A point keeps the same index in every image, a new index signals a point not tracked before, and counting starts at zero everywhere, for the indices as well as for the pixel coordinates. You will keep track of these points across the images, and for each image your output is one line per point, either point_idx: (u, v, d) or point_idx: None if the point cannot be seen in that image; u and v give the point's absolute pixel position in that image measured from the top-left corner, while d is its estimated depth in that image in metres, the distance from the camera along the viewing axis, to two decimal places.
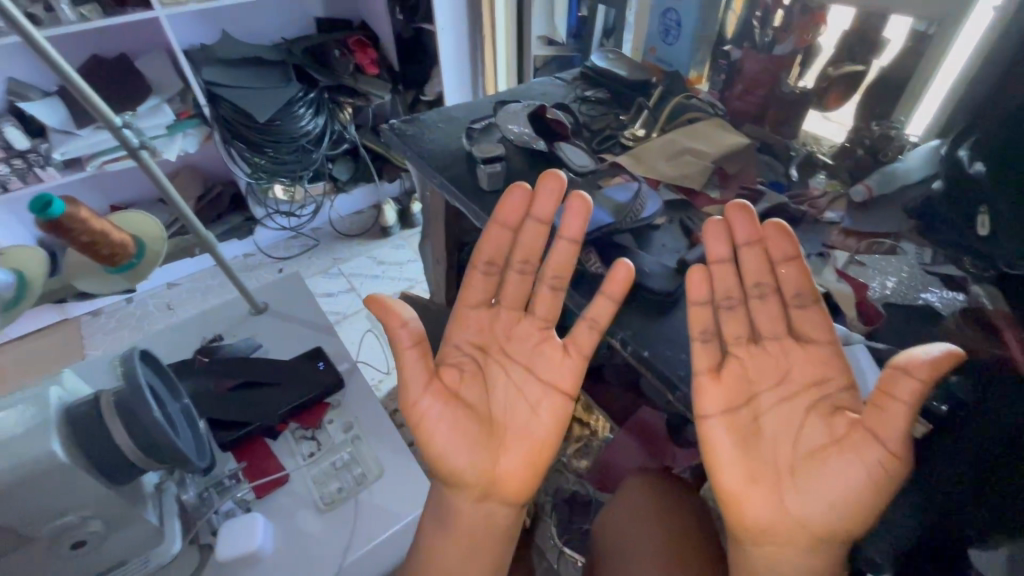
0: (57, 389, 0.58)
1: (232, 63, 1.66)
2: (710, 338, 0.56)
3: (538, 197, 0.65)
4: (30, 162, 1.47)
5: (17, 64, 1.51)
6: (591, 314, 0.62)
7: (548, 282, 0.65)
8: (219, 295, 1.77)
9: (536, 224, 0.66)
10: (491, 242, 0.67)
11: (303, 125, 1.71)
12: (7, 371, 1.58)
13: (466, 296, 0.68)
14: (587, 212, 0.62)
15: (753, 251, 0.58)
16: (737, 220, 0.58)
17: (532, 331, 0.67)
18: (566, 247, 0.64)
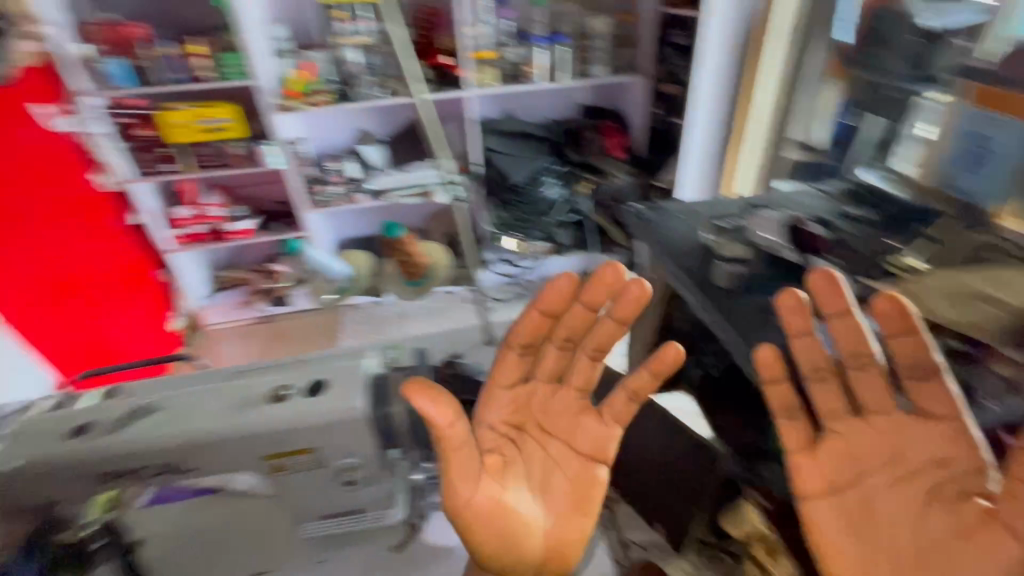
0: (367, 362, 0.71)
1: (509, 135, 2.01)
2: (795, 415, 0.61)
3: (586, 288, 0.67)
4: (355, 188, 1.99)
5: (370, 121, 2.08)
6: (630, 388, 0.68)
7: (585, 352, 0.71)
8: (441, 318, 2.09)
9: (581, 311, 0.68)
10: (530, 328, 0.70)
11: (545, 194, 1.99)
12: (292, 333, 2.10)
13: (500, 375, 0.74)
14: (637, 300, 0.64)
15: (848, 317, 0.56)
16: (827, 290, 0.56)
17: (568, 401, 0.72)
18: (609, 327, 0.67)
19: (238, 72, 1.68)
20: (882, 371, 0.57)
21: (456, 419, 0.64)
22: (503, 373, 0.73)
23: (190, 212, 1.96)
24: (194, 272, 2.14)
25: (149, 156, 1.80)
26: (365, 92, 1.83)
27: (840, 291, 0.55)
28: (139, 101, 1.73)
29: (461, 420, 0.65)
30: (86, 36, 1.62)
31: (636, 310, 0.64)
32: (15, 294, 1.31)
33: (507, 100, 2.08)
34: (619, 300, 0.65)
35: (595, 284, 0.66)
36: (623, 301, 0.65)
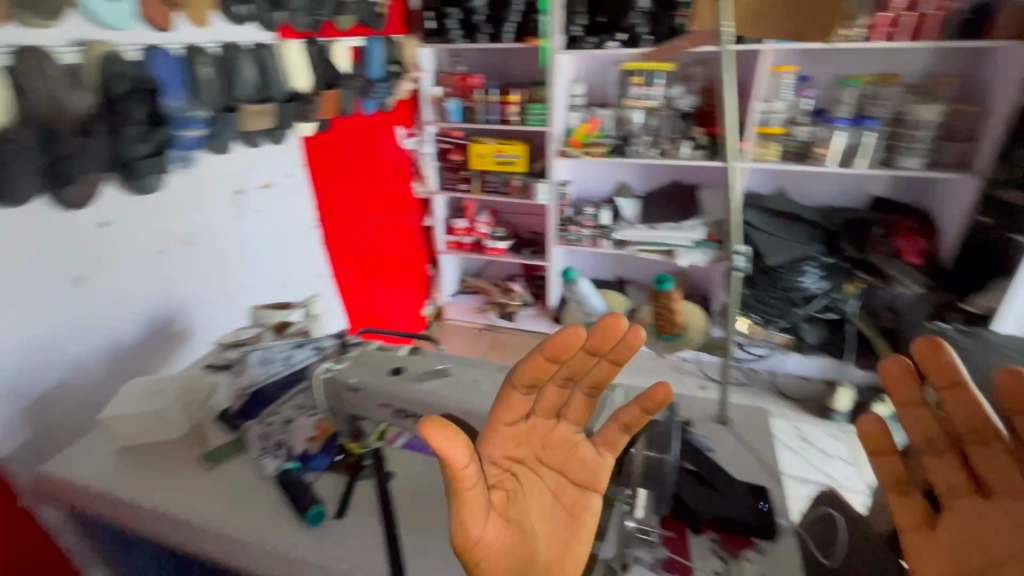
0: None
1: (775, 214, 1.87)
2: (908, 489, 0.47)
3: (597, 333, 0.50)
4: (602, 233, 2.11)
5: (633, 176, 2.19)
6: (621, 418, 0.54)
7: (580, 386, 0.55)
8: (647, 378, 2.06)
9: (587, 357, 0.51)
10: (533, 372, 0.51)
11: (802, 283, 1.77)
12: (509, 346, 2.32)
13: (502, 411, 0.53)
14: (634, 345, 0.50)
15: (964, 392, 0.44)
16: (934, 359, 0.45)
17: (567, 437, 0.54)
18: (607, 368, 0.52)
19: (539, 120, 1.97)
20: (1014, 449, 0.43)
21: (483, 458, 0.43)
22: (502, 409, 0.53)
23: (466, 224, 2.34)
24: (451, 273, 2.54)
25: (453, 176, 2.19)
26: (639, 150, 1.95)
27: (947, 358, 0.45)
28: (460, 133, 2.15)
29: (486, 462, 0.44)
30: (442, 81, 2.11)
31: (634, 354, 0.50)
32: (348, 256, 1.80)
33: (784, 178, 1.96)
34: (623, 342, 0.50)
35: (604, 329, 0.49)
36: (627, 345, 0.50)
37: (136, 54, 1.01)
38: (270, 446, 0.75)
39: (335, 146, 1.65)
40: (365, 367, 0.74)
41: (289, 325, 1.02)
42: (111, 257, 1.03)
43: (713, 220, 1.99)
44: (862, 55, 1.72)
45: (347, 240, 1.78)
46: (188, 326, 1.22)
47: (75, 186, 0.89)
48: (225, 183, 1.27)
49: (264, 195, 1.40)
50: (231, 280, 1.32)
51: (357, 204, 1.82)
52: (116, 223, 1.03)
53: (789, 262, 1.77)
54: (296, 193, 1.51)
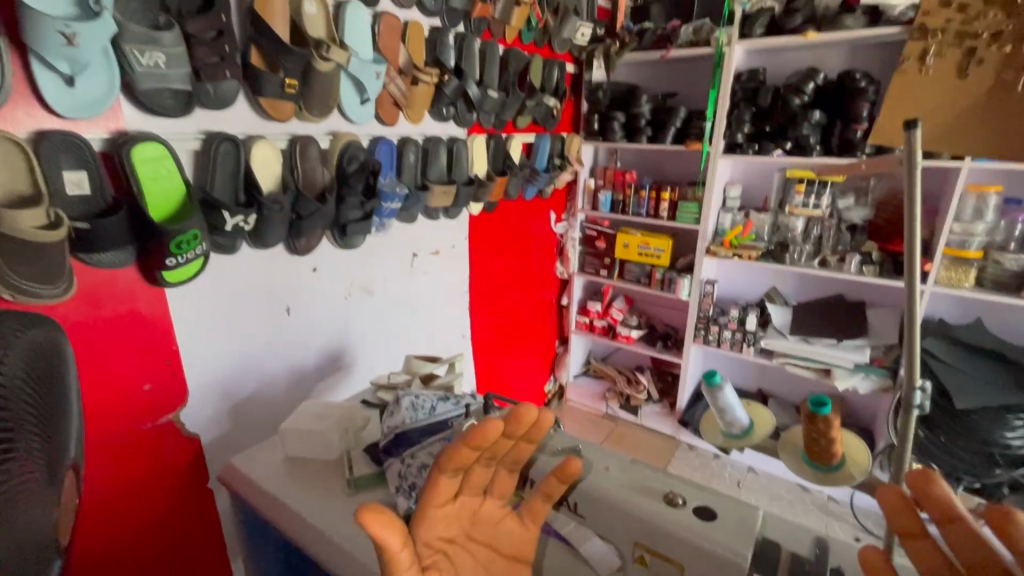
0: (761, 518, 0.59)
1: (967, 347, 1.59)
2: None
3: (510, 423, 0.58)
4: (746, 337, 1.99)
5: (787, 283, 2.06)
6: (542, 490, 0.62)
7: (503, 465, 0.62)
8: (784, 510, 1.81)
9: (508, 442, 0.60)
10: (458, 462, 0.57)
11: (1008, 438, 1.46)
12: (628, 440, 2.22)
13: (431, 498, 0.57)
14: (542, 427, 0.60)
15: (966, 528, 0.42)
16: (924, 489, 0.45)
17: (494, 510, 0.62)
18: (523, 448, 0.61)
19: (690, 218, 1.99)
20: None
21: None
22: (435, 494, 0.58)
23: (600, 307, 2.37)
24: (578, 354, 2.56)
25: (595, 261, 2.28)
26: (796, 257, 1.85)
27: (928, 487, 0.44)
28: (608, 223, 2.26)
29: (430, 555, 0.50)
30: (597, 174, 2.26)
31: (544, 434, 0.61)
32: (488, 323, 1.95)
33: (984, 307, 1.68)
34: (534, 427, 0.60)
35: (518, 420, 0.58)
36: (537, 428, 0.60)
37: (367, 142, 1.29)
38: (405, 486, 0.81)
39: (496, 224, 1.85)
40: None
41: (435, 378, 1.13)
42: (314, 297, 1.27)
43: (883, 343, 1.76)
44: None
45: (490, 307, 1.93)
46: (352, 364, 1.41)
47: (305, 238, 1.14)
48: (407, 247, 1.50)
49: (433, 260, 1.61)
50: (393, 329, 1.52)
51: (503, 276, 1.97)
52: (324, 270, 1.27)
53: (988, 410, 1.48)
54: (457, 262, 1.71)
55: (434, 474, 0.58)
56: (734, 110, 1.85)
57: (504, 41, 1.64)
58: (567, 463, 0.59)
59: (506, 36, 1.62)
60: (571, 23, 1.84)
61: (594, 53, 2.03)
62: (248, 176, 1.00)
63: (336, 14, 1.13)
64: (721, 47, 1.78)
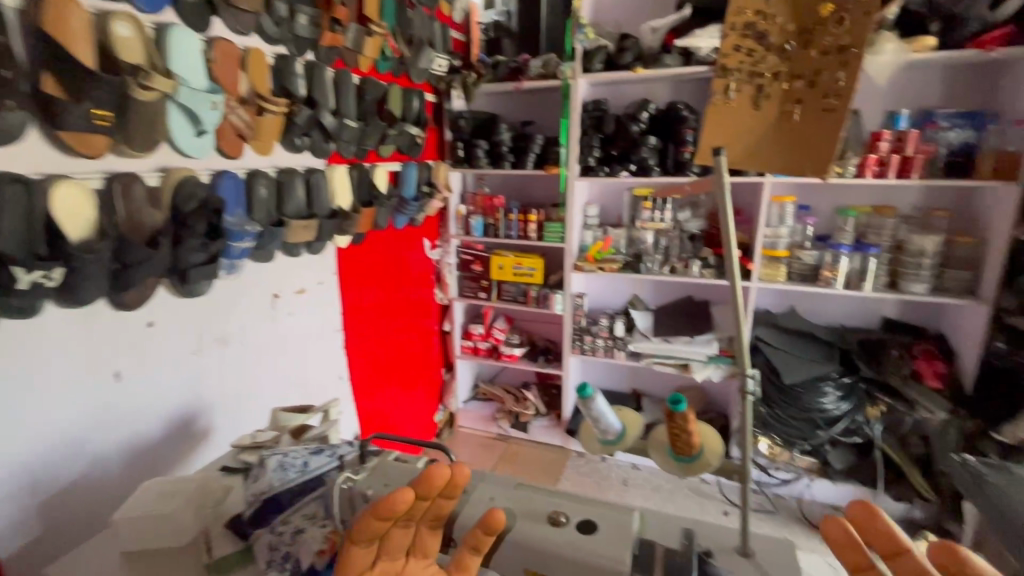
0: (637, 518, 0.63)
1: (788, 331, 1.90)
2: None
3: (420, 484, 0.56)
4: (616, 344, 2.15)
5: (646, 290, 2.28)
6: (468, 543, 0.58)
7: (422, 521, 0.60)
8: (664, 499, 1.97)
9: (424, 504, 0.57)
10: (369, 533, 0.55)
11: (823, 403, 1.74)
12: (521, 458, 2.26)
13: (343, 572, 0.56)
14: (459, 482, 0.58)
15: (910, 557, 0.50)
16: (873, 524, 0.53)
17: (418, 571, 0.59)
18: (442, 505, 0.59)
19: (556, 237, 2.12)
20: None
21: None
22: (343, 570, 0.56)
23: (482, 330, 2.40)
24: (465, 380, 2.55)
25: (473, 285, 2.31)
26: (651, 266, 2.05)
27: (877, 523, 0.53)
28: (481, 246, 2.31)
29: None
30: (467, 201, 2.31)
31: (461, 488, 0.58)
32: (366, 359, 1.85)
33: (794, 297, 2.02)
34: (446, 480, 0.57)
35: (430, 480, 0.56)
36: (455, 481, 0.58)
37: (207, 177, 1.17)
38: (278, 561, 0.72)
39: (367, 256, 1.78)
40: (384, 477, 0.71)
41: (307, 430, 1.04)
42: (151, 356, 1.09)
43: (726, 336, 2.02)
44: (857, 190, 1.85)
45: (367, 343, 1.84)
46: (209, 426, 1.24)
47: (134, 290, 0.99)
48: (266, 287, 1.38)
49: (299, 300, 1.50)
50: (257, 381, 1.37)
51: (378, 307, 1.88)
52: (163, 324, 1.11)
53: (807, 381, 1.77)
54: (327, 299, 1.61)
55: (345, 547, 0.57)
56: (584, 137, 2.01)
57: (359, 71, 1.61)
58: (487, 513, 0.56)
59: (360, 66, 1.59)
60: (426, 55, 1.87)
61: (453, 84, 2.08)
62: (46, 223, 0.83)
63: (156, 38, 1.00)
64: (567, 80, 1.95)
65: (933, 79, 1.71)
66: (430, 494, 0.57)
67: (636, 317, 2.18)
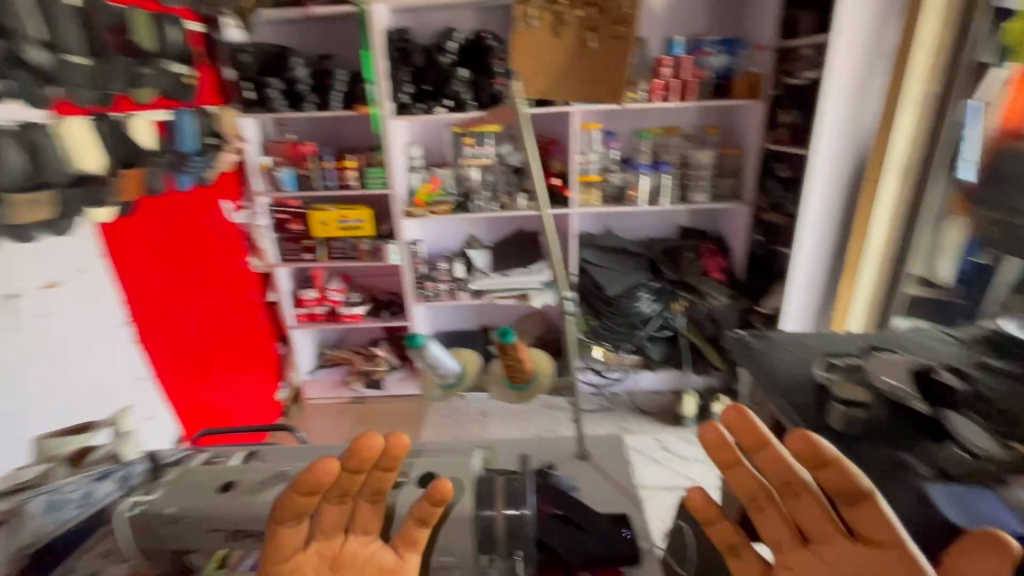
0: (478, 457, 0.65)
1: (607, 249, 2.10)
2: (740, 556, 0.50)
3: (349, 454, 0.51)
4: (458, 286, 2.16)
5: (480, 228, 2.30)
6: (414, 516, 0.53)
7: (361, 497, 0.53)
8: (522, 421, 2.12)
9: (356, 476, 0.51)
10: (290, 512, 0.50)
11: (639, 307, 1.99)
12: (381, 416, 2.21)
13: (271, 556, 0.50)
14: (397, 451, 0.52)
15: (770, 452, 0.46)
16: (739, 423, 0.48)
17: (359, 551, 0.52)
18: (380, 478, 0.52)
19: (380, 183, 1.98)
20: (820, 498, 0.45)
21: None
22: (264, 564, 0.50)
23: (315, 293, 2.21)
24: (306, 349, 2.36)
25: (295, 246, 2.09)
26: (480, 204, 2.06)
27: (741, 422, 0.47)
28: (297, 202, 2.07)
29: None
30: (271, 151, 2.02)
31: (399, 459, 0.52)
32: (172, 350, 1.57)
33: (609, 219, 2.22)
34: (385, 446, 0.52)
35: (360, 450, 0.51)
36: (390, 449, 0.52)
37: None
38: None
39: (146, 229, 1.46)
40: (189, 487, 0.60)
41: (90, 452, 0.85)
42: None
43: None
44: (649, 114, 2.06)
45: (170, 332, 1.56)
46: None
47: None
48: None
49: (51, 296, 1.18)
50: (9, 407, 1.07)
51: (175, 289, 1.58)
52: None
53: (626, 291, 2.00)
54: (97, 289, 1.30)
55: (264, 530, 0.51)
56: (392, 70, 1.86)
57: None
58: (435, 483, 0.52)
59: None
60: None
61: None
62: None
63: None
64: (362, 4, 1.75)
65: (698, 8, 1.93)
66: (364, 466, 0.51)
67: (474, 256, 2.20)
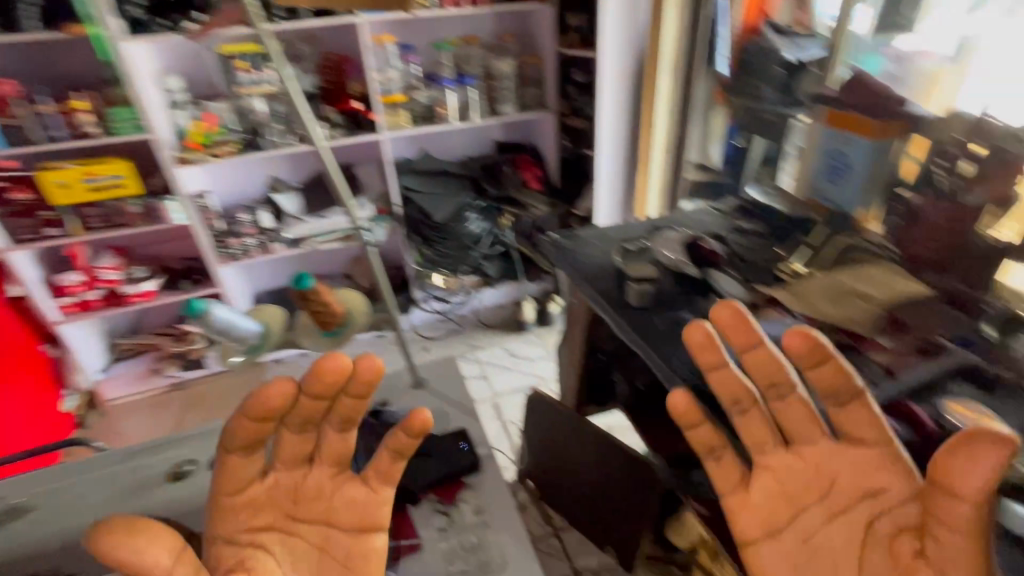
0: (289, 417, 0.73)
1: (427, 174, 2.05)
2: (719, 454, 0.63)
3: (312, 379, 0.61)
4: (270, 237, 1.92)
5: (282, 167, 2.02)
6: (390, 446, 0.66)
7: (330, 425, 0.66)
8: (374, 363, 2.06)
9: (320, 402, 0.63)
10: (249, 434, 0.61)
11: (469, 228, 2.00)
12: (211, 396, 1.96)
13: (227, 483, 0.64)
14: (358, 378, 0.62)
15: (761, 354, 0.59)
16: (743, 331, 0.59)
17: (324, 478, 0.67)
18: (351, 404, 0.64)
19: (132, 127, 1.59)
20: (805, 401, 0.60)
21: (179, 551, 0.55)
22: (227, 483, 0.64)
23: (80, 277, 1.77)
24: (91, 343, 1.94)
25: (29, 221, 1.62)
26: (274, 140, 1.79)
27: (737, 326, 0.59)
28: (13, 163, 1.57)
29: (181, 553, 0.55)
30: None
31: (361, 387, 0.63)
32: None
33: (423, 140, 2.14)
34: (355, 379, 0.63)
35: (321, 373, 0.61)
36: (357, 379, 0.63)
37: None
38: None
39: None
40: None
41: None
42: None
43: (377, 194, 2.06)
44: (444, 22, 1.95)
45: None
46: None
47: None
48: None
49: None
50: None
51: None
52: None
53: (453, 214, 1.98)
54: None
55: (222, 454, 0.63)
56: None
57: None
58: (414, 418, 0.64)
59: None
60: None
61: None
62: None
63: None
64: None
65: None
66: (330, 396, 0.63)
67: (281, 200, 1.94)
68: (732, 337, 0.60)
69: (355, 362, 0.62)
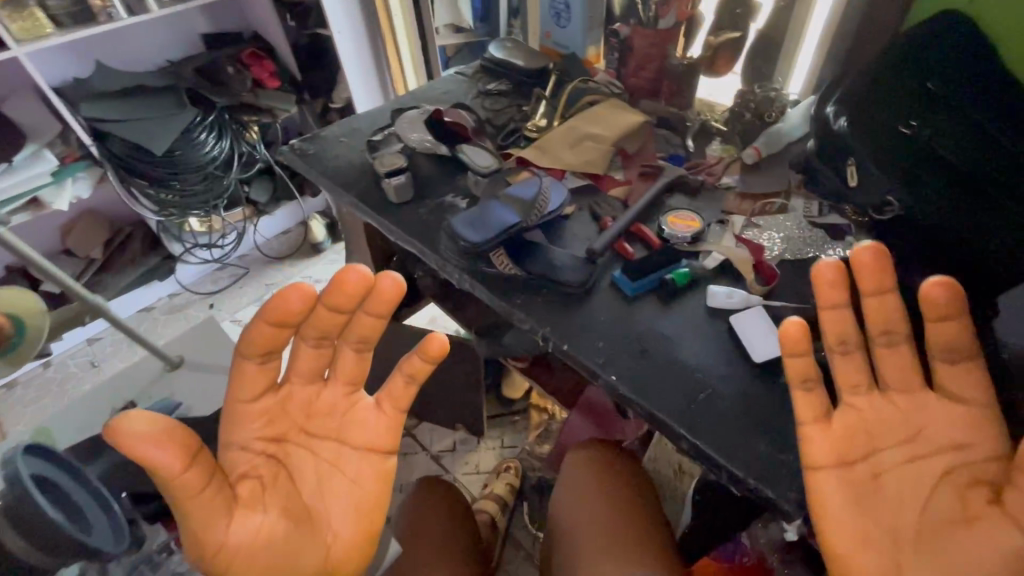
0: None
1: (116, 95, 1.54)
2: (812, 386, 0.52)
3: (334, 291, 0.59)
4: None
5: None
6: (406, 371, 0.63)
7: (350, 344, 0.63)
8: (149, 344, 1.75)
9: (342, 316, 0.61)
10: (265, 338, 0.59)
11: (207, 152, 1.62)
12: None
13: (240, 392, 0.62)
14: (377, 296, 0.60)
15: (885, 299, 0.52)
16: (875, 265, 0.51)
17: (339, 399, 0.65)
18: (371, 322, 0.62)
19: None
20: (912, 355, 0.53)
21: (193, 456, 0.54)
22: (244, 388, 0.62)
23: None
24: None
25: None
26: None
27: (883, 266, 0.50)
28: None
29: (195, 455, 0.55)
30: None
31: (383, 306, 0.61)
32: None
33: (92, 50, 1.60)
34: (375, 292, 0.61)
35: (342, 286, 0.59)
36: (376, 296, 0.60)
37: None
38: None
39: None
40: None
41: None
42: None
43: (53, 137, 1.53)
44: None
45: None
46: None
47: None
48: None
49: None
50: None
51: None
52: None
53: (178, 139, 1.57)
54: None
55: (237, 358, 0.61)
56: None
57: None
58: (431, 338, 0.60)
59: None
60: None
61: None
62: None
63: None
64: None
65: None
66: (353, 309, 0.61)
67: None
68: (865, 275, 0.51)
69: (375, 276, 0.60)
